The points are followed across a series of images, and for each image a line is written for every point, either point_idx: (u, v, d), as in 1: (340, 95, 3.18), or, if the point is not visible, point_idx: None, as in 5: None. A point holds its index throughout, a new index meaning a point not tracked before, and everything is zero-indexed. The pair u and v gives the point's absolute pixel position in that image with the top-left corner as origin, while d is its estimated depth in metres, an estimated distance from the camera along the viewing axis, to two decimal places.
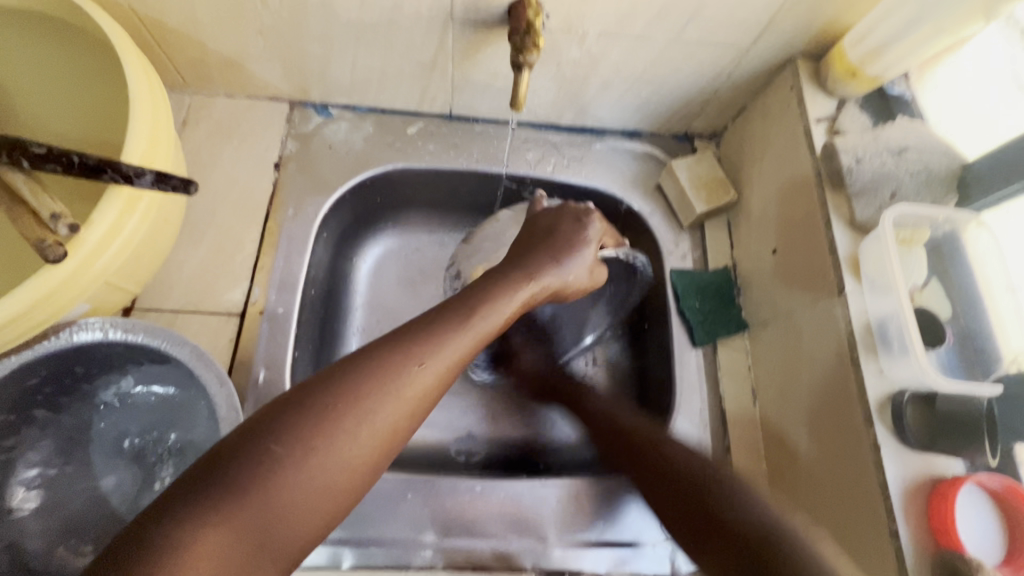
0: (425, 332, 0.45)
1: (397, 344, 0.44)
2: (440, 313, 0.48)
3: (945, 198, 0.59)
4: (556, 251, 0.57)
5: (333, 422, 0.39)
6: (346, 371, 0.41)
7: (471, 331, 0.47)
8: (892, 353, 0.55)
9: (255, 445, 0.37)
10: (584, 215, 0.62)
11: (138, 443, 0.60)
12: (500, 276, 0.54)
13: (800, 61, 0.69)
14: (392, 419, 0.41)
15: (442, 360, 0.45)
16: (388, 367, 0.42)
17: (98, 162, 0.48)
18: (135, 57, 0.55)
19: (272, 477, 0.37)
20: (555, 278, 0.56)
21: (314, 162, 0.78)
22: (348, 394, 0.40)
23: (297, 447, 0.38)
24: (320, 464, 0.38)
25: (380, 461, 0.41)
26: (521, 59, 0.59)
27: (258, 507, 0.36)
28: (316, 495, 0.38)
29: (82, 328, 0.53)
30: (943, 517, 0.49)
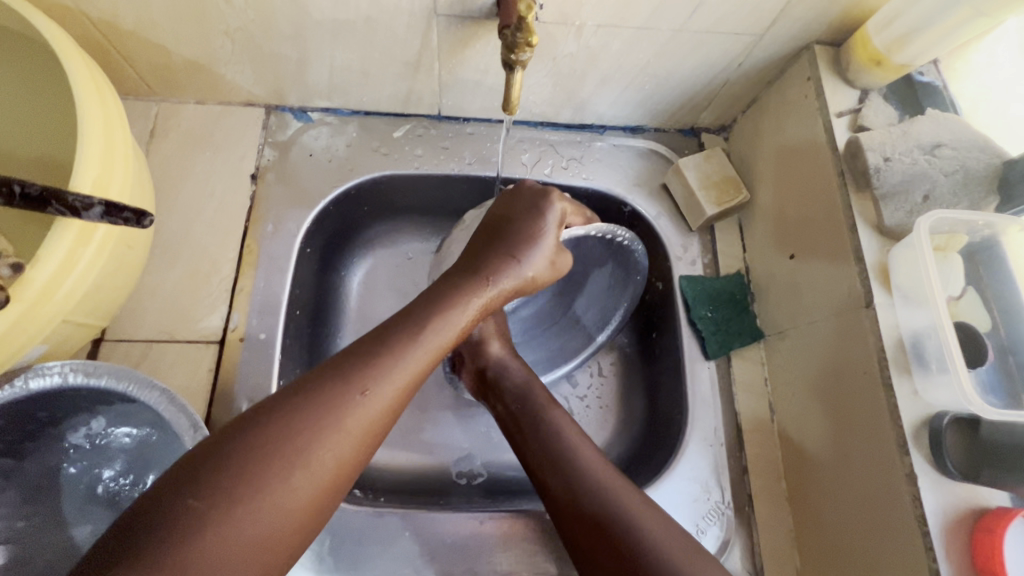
0: (369, 355, 0.43)
1: (340, 372, 0.41)
2: (385, 334, 0.45)
3: (984, 200, 0.54)
4: (515, 251, 0.54)
5: (270, 467, 0.37)
6: (283, 406, 0.39)
7: (418, 351, 0.45)
8: (929, 373, 0.50)
9: (178, 498, 0.35)
10: (545, 202, 0.57)
11: (113, 488, 0.56)
12: (451, 286, 0.51)
13: (818, 47, 0.63)
14: (337, 456, 0.39)
15: (390, 387, 0.43)
16: (327, 402, 0.40)
17: (42, 193, 0.43)
18: (82, 66, 0.49)
19: (206, 530, 0.34)
20: (510, 280, 0.54)
21: (294, 172, 0.72)
22: (286, 433, 0.38)
23: (227, 495, 0.35)
24: (257, 512, 0.36)
25: (327, 500, 0.40)
26: (513, 59, 0.53)
27: (187, 565, 0.34)
28: (254, 545, 0.36)
29: (38, 374, 0.48)
30: (991, 555, 0.45)
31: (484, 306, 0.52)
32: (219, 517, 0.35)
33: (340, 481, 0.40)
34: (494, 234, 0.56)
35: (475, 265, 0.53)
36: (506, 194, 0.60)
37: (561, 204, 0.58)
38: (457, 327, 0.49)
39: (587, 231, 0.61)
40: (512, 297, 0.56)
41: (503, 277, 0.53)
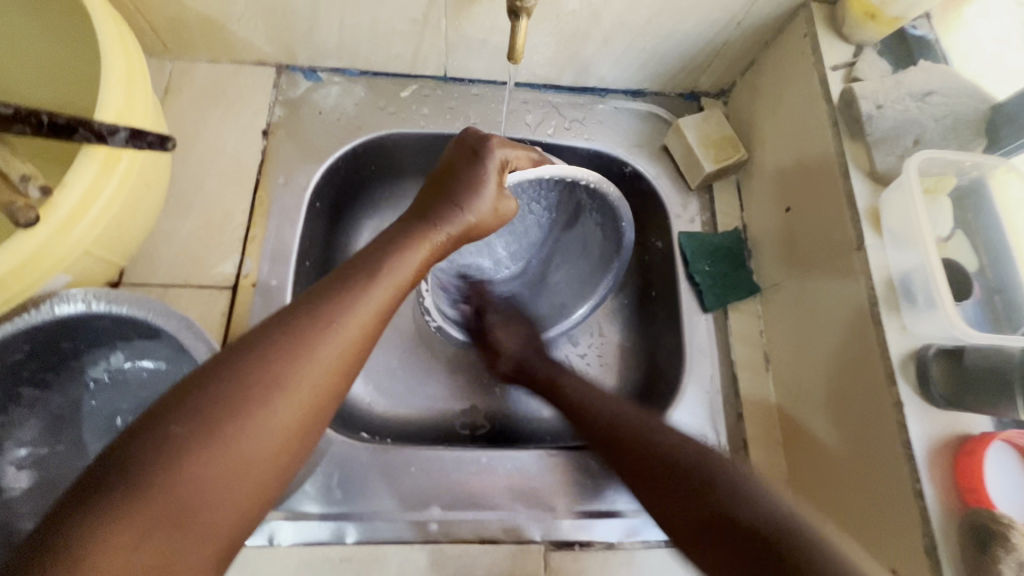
0: (335, 291, 0.45)
1: (303, 309, 0.43)
2: (345, 274, 0.47)
3: (972, 143, 0.56)
4: (458, 199, 0.56)
5: (250, 395, 0.39)
6: (256, 340, 0.41)
7: (383, 287, 0.47)
8: (916, 308, 0.52)
9: (157, 429, 0.36)
10: (483, 148, 0.58)
11: (130, 421, 0.58)
12: (405, 230, 0.53)
13: (814, 5, 0.65)
14: (313, 384, 0.41)
15: (357, 319, 0.44)
16: (301, 333, 0.42)
17: (68, 122, 0.45)
18: (106, 12, 0.51)
19: (186, 457, 0.36)
20: (458, 224, 0.55)
21: (304, 129, 0.74)
22: (261, 365, 0.40)
23: (206, 426, 0.37)
24: (242, 438, 0.38)
25: (308, 428, 0.41)
26: (518, 5, 0.55)
27: (176, 491, 0.35)
28: (242, 470, 0.38)
29: (63, 300, 0.50)
30: (970, 474, 0.47)
31: (434, 249, 0.53)
32: (204, 447, 0.37)
33: (320, 412, 0.42)
34: (441, 185, 0.58)
35: (422, 214, 0.55)
36: (449, 149, 0.60)
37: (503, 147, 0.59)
38: (414, 265, 0.51)
39: (540, 173, 0.62)
40: (462, 242, 0.57)
41: (450, 223, 0.54)
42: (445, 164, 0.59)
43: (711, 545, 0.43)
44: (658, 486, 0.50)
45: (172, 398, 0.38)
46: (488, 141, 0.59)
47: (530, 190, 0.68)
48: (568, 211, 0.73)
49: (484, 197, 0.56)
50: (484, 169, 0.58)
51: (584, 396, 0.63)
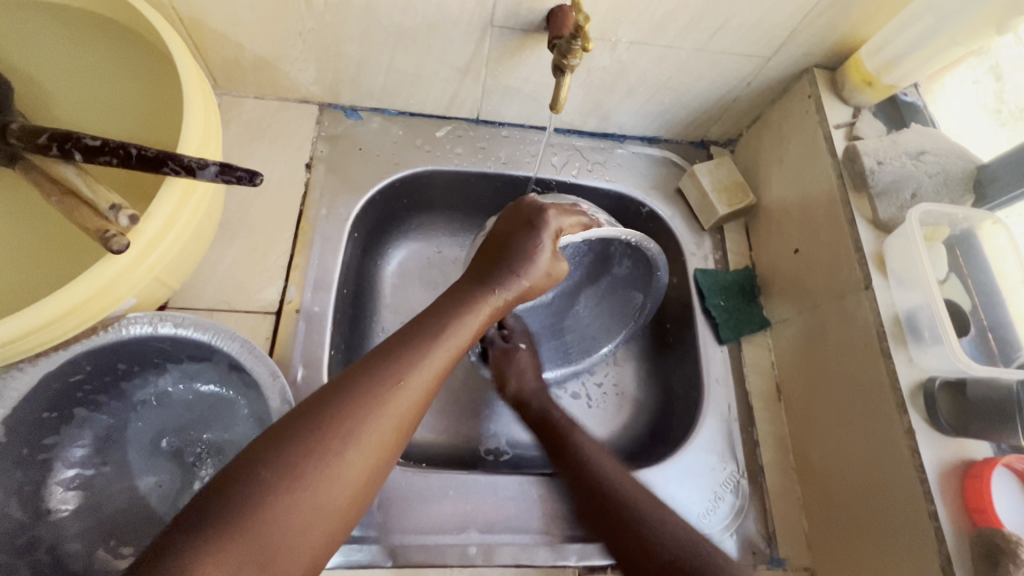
0: (402, 350, 0.48)
1: (372, 368, 0.46)
2: (410, 333, 0.51)
3: (962, 198, 0.63)
4: (516, 263, 0.59)
5: (328, 444, 0.42)
6: (337, 395, 0.45)
7: (443, 347, 0.50)
8: (923, 343, 0.57)
9: (247, 474, 0.40)
10: (539, 218, 0.61)
11: (176, 442, 0.59)
12: (459, 295, 0.56)
13: (817, 71, 0.73)
14: (377, 441, 0.44)
15: (419, 379, 0.48)
16: (372, 390, 0.45)
17: (158, 155, 0.48)
18: (187, 57, 0.55)
19: (269, 501, 0.39)
20: (514, 290, 0.58)
21: (345, 163, 0.78)
22: (335, 421, 0.43)
23: (290, 473, 0.40)
24: (318, 486, 0.41)
25: (373, 481, 0.44)
26: (564, 63, 0.61)
27: (261, 532, 0.38)
28: (315, 519, 0.40)
29: (131, 322, 0.52)
30: (979, 496, 0.52)
31: (492, 311, 0.57)
32: (285, 494, 0.40)
33: (384, 465, 0.45)
34: (494, 251, 0.61)
35: (480, 277, 0.59)
36: (504, 215, 0.64)
37: (562, 214, 0.62)
38: (472, 327, 0.54)
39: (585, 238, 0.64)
40: (516, 305, 0.60)
41: (506, 287, 0.58)
42: (503, 227, 0.63)
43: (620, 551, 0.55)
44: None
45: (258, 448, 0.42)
46: (541, 210, 0.62)
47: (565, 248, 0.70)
48: (596, 262, 0.75)
49: (539, 262, 0.59)
50: (540, 236, 0.60)
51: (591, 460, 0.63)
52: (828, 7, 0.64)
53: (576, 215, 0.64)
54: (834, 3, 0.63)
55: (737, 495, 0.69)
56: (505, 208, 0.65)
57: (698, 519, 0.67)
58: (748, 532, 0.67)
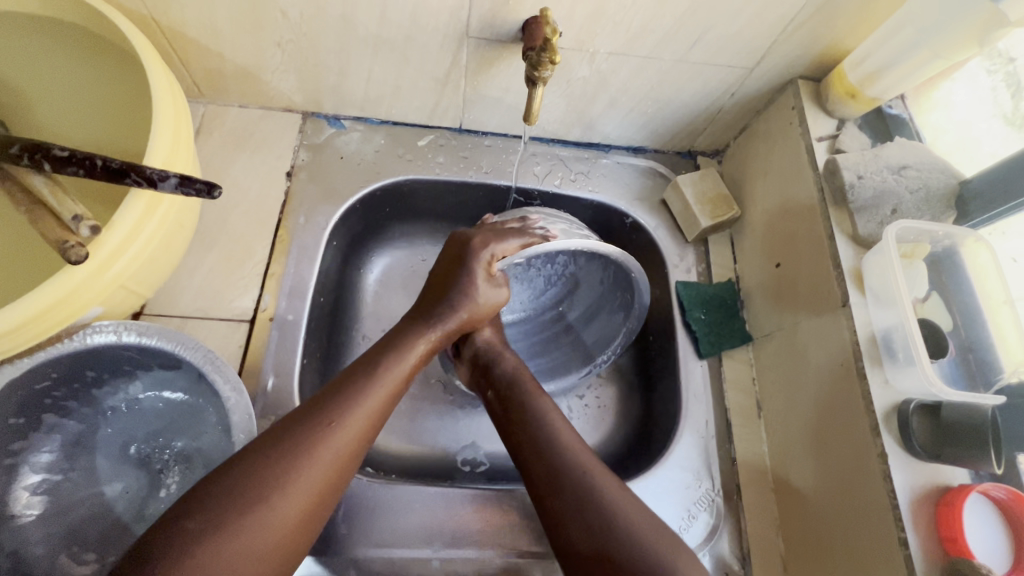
0: (340, 395, 0.50)
1: (309, 412, 0.48)
2: (349, 377, 0.52)
3: (944, 214, 0.62)
4: (452, 299, 0.62)
5: (254, 492, 0.43)
6: (270, 442, 0.46)
7: (379, 390, 0.52)
8: (897, 364, 0.56)
9: (176, 524, 0.41)
10: (469, 251, 0.64)
11: (144, 449, 0.60)
12: (397, 336, 0.58)
13: (801, 82, 0.72)
14: (311, 486, 0.46)
15: (354, 421, 0.49)
16: (305, 434, 0.47)
17: (121, 166, 0.48)
18: (160, 68, 0.56)
19: (194, 550, 0.40)
20: (450, 322, 0.61)
21: (325, 172, 0.78)
22: (269, 465, 0.45)
23: (214, 523, 0.41)
24: (245, 535, 0.42)
25: (305, 525, 0.45)
26: (536, 75, 0.62)
27: None
28: (248, 564, 0.42)
29: (96, 330, 0.53)
30: (951, 525, 0.50)
31: (429, 346, 0.59)
32: (210, 544, 0.40)
33: (314, 511, 0.46)
34: (436, 289, 0.64)
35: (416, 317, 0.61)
36: (444, 252, 0.68)
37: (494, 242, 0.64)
38: (410, 363, 0.56)
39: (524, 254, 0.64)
40: (455, 336, 0.63)
41: (441, 321, 0.61)
42: (445, 263, 0.66)
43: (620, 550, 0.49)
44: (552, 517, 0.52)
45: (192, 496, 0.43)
46: (473, 242, 0.64)
47: (553, 254, 0.73)
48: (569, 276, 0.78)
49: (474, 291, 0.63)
50: (469, 269, 0.63)
51: (541, 421, 0.58)
52: (809, 18, 0.63)
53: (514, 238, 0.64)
54: (815, 14, 0.62)
55: (711, 516, 0.67)
56: (444, 243, 0.69)
57: None
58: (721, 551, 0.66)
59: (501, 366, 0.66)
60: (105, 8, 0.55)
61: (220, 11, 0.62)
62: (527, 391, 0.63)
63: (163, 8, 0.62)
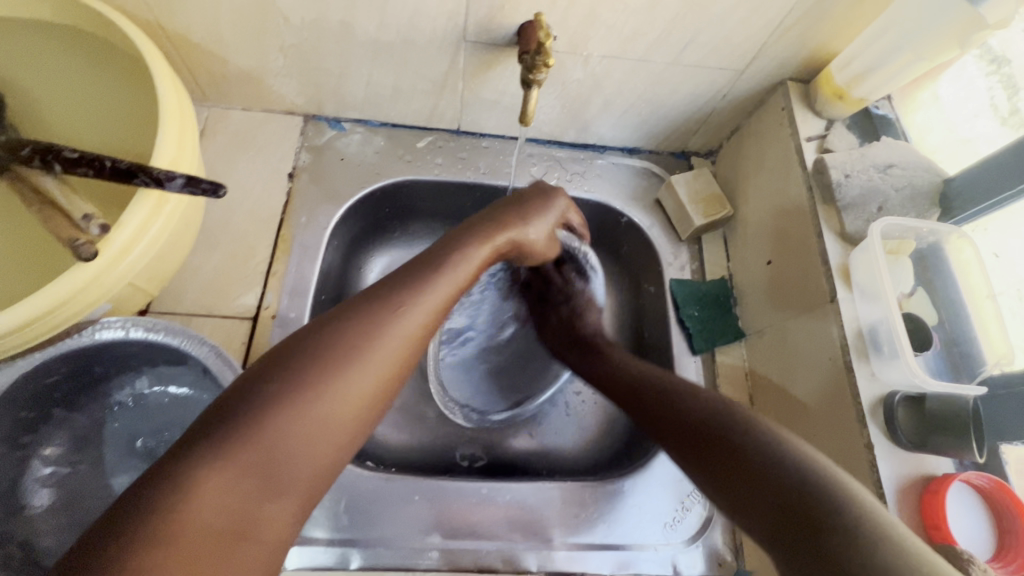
0: (387, 292, 0.45)
1: (366, 298, 0.44)
2: (416, 266, 0.49)
3: (929, 212, 0.63)
4: (518, 211, 0.60)
5: (333, 362, 0.40)
6: (327, 322, 0.42)
7: (446, 279, 0.48)
8: (883, 357, 0.57)
9: (249, 394, 0.37)
10: (545, 191, 0.65)
11: (150, 443, 0.62)
12: (473, 228, 0.56)
13: (791, 84, 0.74)
14: (369, 380, 0.41)
15: (417, 314, 0.45)
16: (369, 318, 0.42)
17: (129, 167, 0.50)
18: (166, 73, 0.58)
19: (263, 419, 0.37)
20: (518, 235, 0.58)
21: (326, 173, 0.80)
22: (334, 341, 0.41)
23: (297, 387, 0.38)
24: (327, 395, 0.39)
25: (392, 389, 0.43)
26: (531, 78, 0.64)
27: (255, 450, 0.36)
28: (316, 441, 0.38)
29: (104, 327, 0.55)
30: (936, 513, 0.51)
31: (502, 245, 0.57)
32: (280, 416, 0.37)
33: (398, 380, 0.43)
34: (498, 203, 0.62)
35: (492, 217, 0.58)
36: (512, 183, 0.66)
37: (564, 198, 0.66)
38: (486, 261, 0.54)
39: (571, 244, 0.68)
40: (518, 254, 0.61)
41: (512, 228, 0.58)
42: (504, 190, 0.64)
43: (719, 461, 0.45)
44: (687, 446, 0.48)
45: (266, 360, 0.40)
46: (549, 186, 0.66)
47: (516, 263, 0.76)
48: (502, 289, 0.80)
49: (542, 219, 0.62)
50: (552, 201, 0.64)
51: (621, 366, 0.63)
52: (796, 22, 0.64)
53: (560, 197, 0.65)
54: (802, 18, 0.64)
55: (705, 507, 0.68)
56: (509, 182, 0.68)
57: (664, 529, 0.67)
58: (715, 543, 0.67)
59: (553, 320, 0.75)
60: (114, 15, 0.56)
61: (224, 16, 0.64)
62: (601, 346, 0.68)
63: (169, 15, 0.64)
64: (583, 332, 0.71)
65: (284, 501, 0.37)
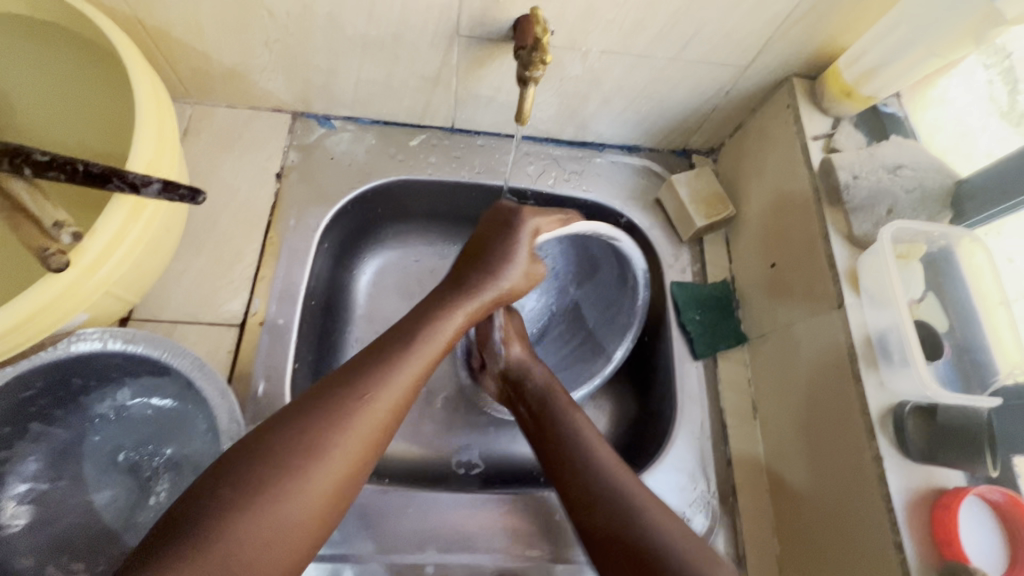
0: (348, 383, 0.46)
1: (330, 391, 0.45)
2: (379, 349, 0.50)
3: (940, 214, 0.61)
4: (490, 266, 0.60)
5: (290, 463, 0.42)
6: (287, 417, 0.44)
7: (411, 364, 0.50)
8: (893, 365, 0.55)
9: (208, 498, 0.39)
10: (516, 220, 0.63)
11: (132, 457, 0.60)
12: (435, 303, 0.56)
13: (796, 80, 0.71)
14: (329, 477, 0.43)
15: (379, 407, 0.46)
16: (332, 412, 0.44)
17: (103, 171, 0.47)
18: (144, 69, 0.55)
19: (224, 527, 0.39)
20: (491, 293, 0.59)
21: (315, 173, 0.77)
22: (295, 441, 0.43)
23: (250, 494, 0.40)
24: (285, 499, 0.41)
25: (353, 480, 0.45)
26: (528, 75, 0.61)
27: (213, 561, 0.37)
28: (274, 542, 0.40)
29: (80, 338, 0.52)
30: (947, 528, 0.50)
31: (468, 315, 0.57)
32: (239, 521, 0.39)
33: (358, 472, 0.45)
34: (469, 261, 0.62)
35: (458, 286, 0.59)
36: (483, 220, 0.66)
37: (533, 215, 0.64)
38: (450, 335, 0.55)
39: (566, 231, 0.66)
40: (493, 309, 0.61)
41: (484, 291, 0.59)
42: (486, 232, 0.64)
43: None
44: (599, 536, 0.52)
45: (218, 470, 0.41)
46: (518, 211, 0.64)
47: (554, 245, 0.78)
48: (585, 259, 0.79)
49: (516, 265, 0.61)
50: (521, 237, 0.62)
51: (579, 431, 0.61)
52: (803, 16, 0.62)
53: (527, 222, 0.63)
54: (809, 12, 0.61)
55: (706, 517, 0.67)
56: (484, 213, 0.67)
57: None
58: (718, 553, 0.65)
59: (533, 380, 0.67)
60: (87, 8, 0.53)
61: (205, 10, 0.61)
62: (560, 407, 0.64)
63: (147, 9, 0.61)
64: (567, 399, 0.65)
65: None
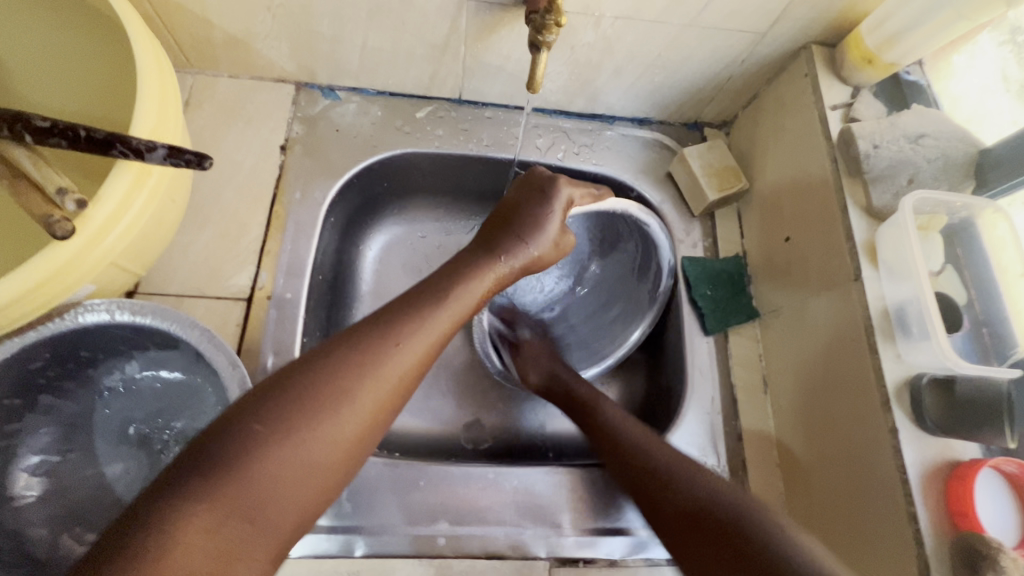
0: (382, 327, 0.46)
1: (366, 335, 0.45)
2: (411, 299, 0.50)
3: (962, 184, 0.60)
4: (522, 231, 0.59)
5: (324, 400, 0.41)
6: (324, 356, 0.44)
7: (441, 314, 0.49)
8: (911, 339, 0.55)
9: (242, 425, 0.39)
10: (551, 187, 0.62)
11: (143, 429, 0.59)
12: (467, 262, 0.56)
13: (815, 47, 0.69)
14: (359, 416, 0.43)
15: (411, 352, 0.46)
16: (366, 354, 0.44)
17: (107, 136, 0.46)
18: (143, 33, 0.53)
19: (257, 455, 0.38)
20: (520, 259, 0.58)
21: (321, 145, 0.76)
22: (329, 378, 0.42)
23: (284, 426, 0.40)
24: (317, 434, 0.41)
25: (381, 422, 0.45)
26: (540, 39, 0.59)
27: (245, 485, 0.38)
28: (305, 475, 0.40)
29: (88, 309, 0.52)
30: (962, 499, 0.49)
31: (497, 279, 0.56)
32: (272, 450, 0.39)
33: (386, 415, 0.45)
34: (501, 223, 0.60)
35: (487, 246, 0.58)
36: (514, 185, 0.64)
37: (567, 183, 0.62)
38: (480, 293, 0.54)
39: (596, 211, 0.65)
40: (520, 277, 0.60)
41: (513, 255, 0.58)
42: (517, 194, 0.62)
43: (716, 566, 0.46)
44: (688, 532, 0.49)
45: (252, 398, 0.41)
46: (552, 177, 0.63)
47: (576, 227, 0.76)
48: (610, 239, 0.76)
49: (548, 231, 0.60)
50: (551, 204, 0.61)
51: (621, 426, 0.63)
52: None
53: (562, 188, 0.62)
54: None
55: None
56: (517, 179, 0.65)
57: None
58: None
59: (577, 388, 0.68)
60: None
61: None
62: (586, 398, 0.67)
63: None
64: (591, 391, 0.68)
65: (263, 543, 0.38)
